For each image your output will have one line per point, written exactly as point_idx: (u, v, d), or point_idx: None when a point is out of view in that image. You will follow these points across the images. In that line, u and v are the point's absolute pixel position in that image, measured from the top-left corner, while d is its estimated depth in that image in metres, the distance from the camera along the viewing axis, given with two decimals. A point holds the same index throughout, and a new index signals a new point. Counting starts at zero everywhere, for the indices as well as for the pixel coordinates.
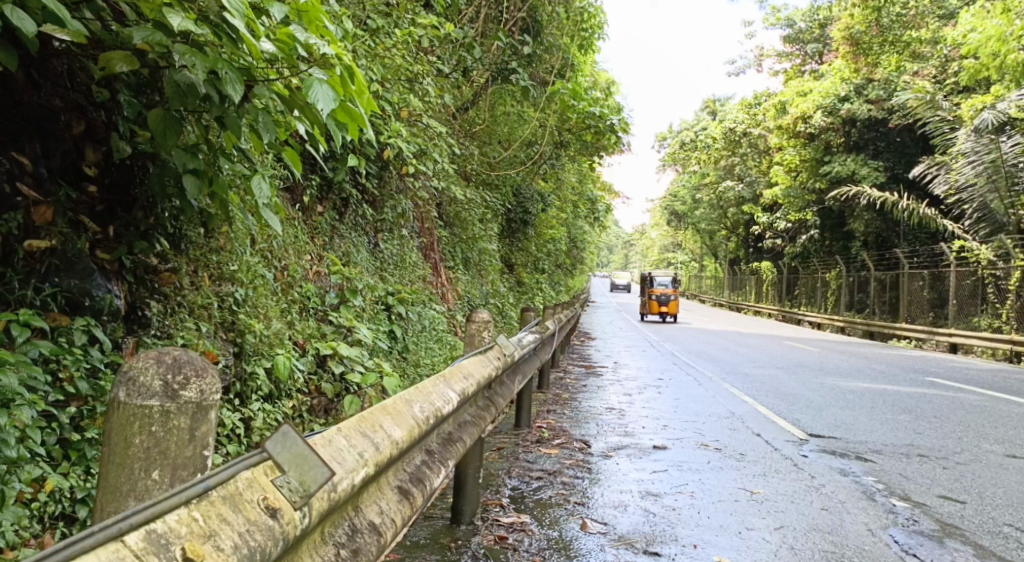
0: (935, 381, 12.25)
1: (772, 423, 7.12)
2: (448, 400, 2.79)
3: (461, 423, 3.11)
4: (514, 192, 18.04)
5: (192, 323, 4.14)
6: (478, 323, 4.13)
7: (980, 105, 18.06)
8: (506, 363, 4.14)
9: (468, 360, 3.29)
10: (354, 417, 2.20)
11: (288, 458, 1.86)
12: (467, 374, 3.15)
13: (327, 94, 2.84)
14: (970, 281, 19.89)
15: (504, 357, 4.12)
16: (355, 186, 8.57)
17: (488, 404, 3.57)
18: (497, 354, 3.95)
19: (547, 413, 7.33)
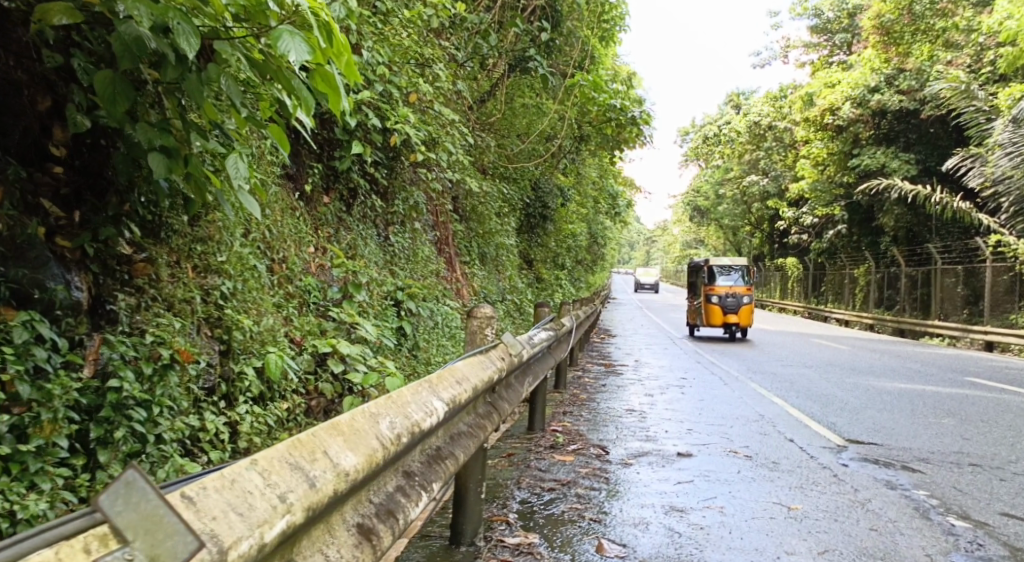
0: (974, 381, 11.74)
1: (804, 427, 6.68)
2: (430, 413, 2.38)
3: (453, 437, 2.70)
4: (533, 185, 17.63)
5: (167, 319, 3.77)
6: (480, 319, 3.76)
7: (1016, 94, 17.44)
8: (513, 364, 3.70)
9: (463, 363, 2.90)
10: (283, 445, 1.78)
11: (134, 522, 1.43)
12: (458, 381, 2.73)
13: (300, 47, 2.58)
14: (1007, 277, 19.34)
15: (511, 357, 3.69)
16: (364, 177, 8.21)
17: (488, 412, 3.15)
18: (501, 354, 3.55)
19: (562, 415, 6.94)
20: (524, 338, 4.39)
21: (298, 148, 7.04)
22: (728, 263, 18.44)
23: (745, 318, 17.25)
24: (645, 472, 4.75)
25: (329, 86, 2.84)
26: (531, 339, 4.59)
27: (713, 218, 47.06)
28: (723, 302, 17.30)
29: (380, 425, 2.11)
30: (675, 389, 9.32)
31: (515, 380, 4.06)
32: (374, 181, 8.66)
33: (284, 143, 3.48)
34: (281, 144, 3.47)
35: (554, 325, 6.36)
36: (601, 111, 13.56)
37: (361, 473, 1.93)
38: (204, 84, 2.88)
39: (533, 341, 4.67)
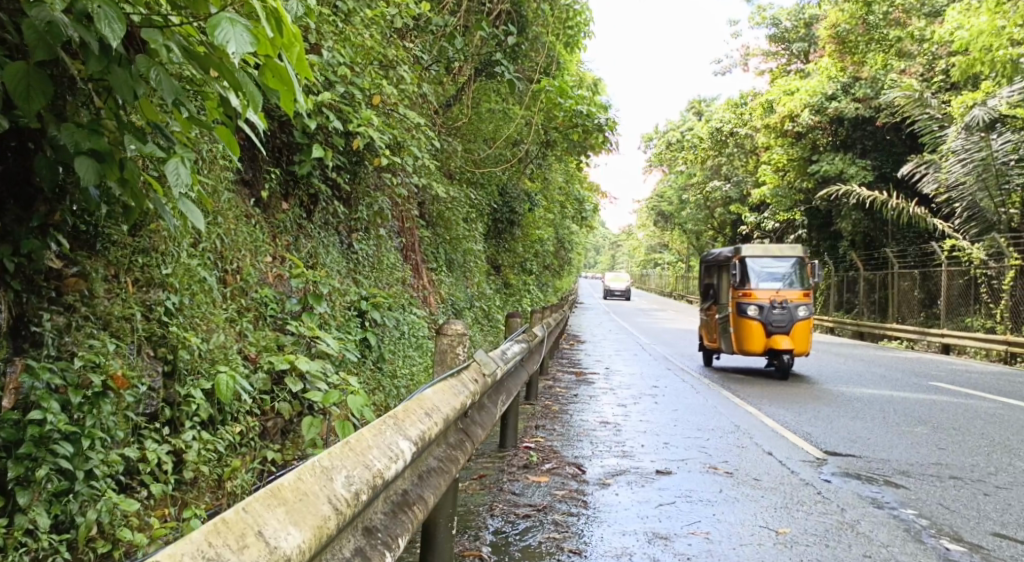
0: (942, 385, 11.71)
1: (783, 439, 6.49)
2: (393, 459, 2.09)
3: (421, 477, 2.42)
4: (499, 191, 17.38)
5: (102, 340, 3.45)
6: (451, 337, 3.49)
7: (970, 102, 17.61)
8: (486, 384, 3.41)
9: (433, 391, 2.61)
10: (207, 530, 1.50)
11: None
12: (427, 413, 2.44)
13: (242, 37, 2.29)
14: (962, 281, 19.41)
15: (485, 377, 3.40)
16: (326, 182, 7.87)
17: (460, 441, 2.86)
18: (474, 374, 3.27)
19: (533, 429, 6.68)
20: (497, 354, 4.11)
21: (255, 152, 6.72)
22: (777, 252, 11.71)
23: (799, 342, 11.21)
24: (622, 495, 4.50)
25: (284, 83, 2.54)
26: (504, 356, 4.31)
27: (678, 223, 47.26)
28: (767, 317, 11.17)
29: (330, 486, 1.81)
30: (648, 397, 9.10)
31: (488, 400, 3.78)
32: (336, 187, 8.36)
33: (234, 146, 3.18)
34: (231, 147, 3.16)
35: (526, 337, 6.08)
36: (568, 117, 13.53)
37: (305, 552, 1.65)
38: (135, 79, 2.60)
39: (506, 357, 4.39)
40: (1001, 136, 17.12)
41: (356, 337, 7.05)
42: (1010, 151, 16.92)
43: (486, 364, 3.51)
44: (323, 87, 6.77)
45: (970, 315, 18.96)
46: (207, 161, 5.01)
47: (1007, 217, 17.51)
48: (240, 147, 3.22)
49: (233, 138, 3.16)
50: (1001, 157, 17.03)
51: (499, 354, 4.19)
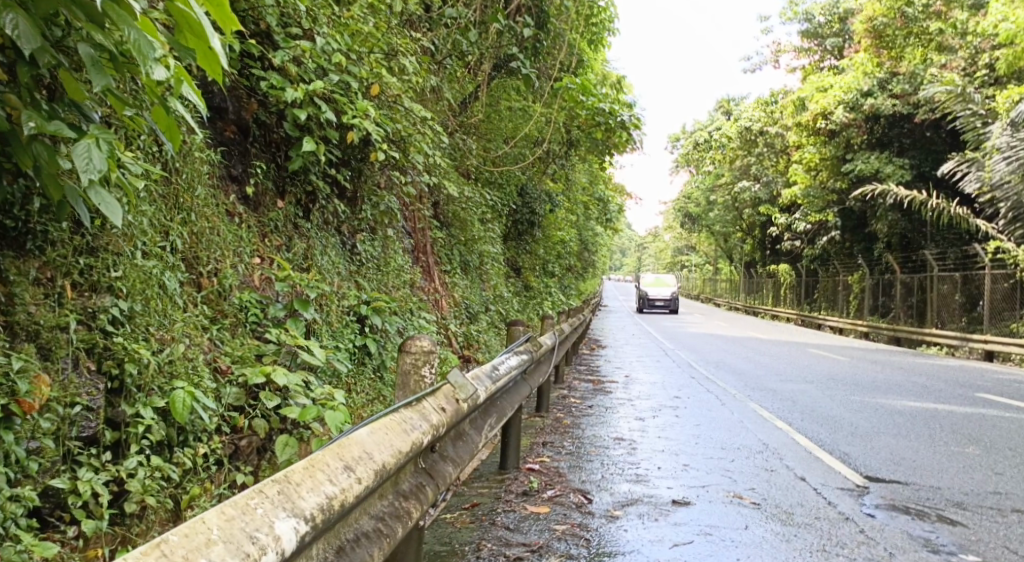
0: (983, 397, 11.06)
1: (813, 461, 5.94)
2: (249, 556, 1.65)
3: (340, 551, 2.01)
4: (519, 190, 16.78)
5: (5, 356, 3.01)
6: (416, 354, 3.04)
7: (1015, 97, 16.87)
8: (461, 412, 3.01)
9: (366, 438, 2.19)
10: None
11: None
12: (346, 467, 2.04)
13: None
14: (1007, 285, 18.75)
15: (458, 403, 2.99)
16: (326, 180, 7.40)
17: (417, 488, 2.48)
18: (441, 403, 2.82)
19: (539, 447, 6.15)
20: (484, 370, 3.63)
21: (246, 147, 6.29)
22: None
23: None
24: (632, 530, 3.99)
25: (192, 26, 2.44)
26: (493, 369, 3.82)
27: (706, 224, 46.34)
28: None
29: None
30: (669, 409, 8.58)
31: (468, 427, 3.32)
32: (336, 184, 7.94)
33: (171, 129, 2.95)
34: (167, 131, 2.94)
35: (530, 347, 5.56)
36: (589, 114, 13.07)
37: None
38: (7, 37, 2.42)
39: (495, 370, 3.89)
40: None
41: (350, 345, 6.55)
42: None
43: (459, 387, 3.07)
44: (317, 76, 6.27)
45: (1016, 320, 18.37)
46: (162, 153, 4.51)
47: None
48: (177, 132, 2.98)
49: (169, 117, 2.93)
50: None
51: (487, 367, 3.70)
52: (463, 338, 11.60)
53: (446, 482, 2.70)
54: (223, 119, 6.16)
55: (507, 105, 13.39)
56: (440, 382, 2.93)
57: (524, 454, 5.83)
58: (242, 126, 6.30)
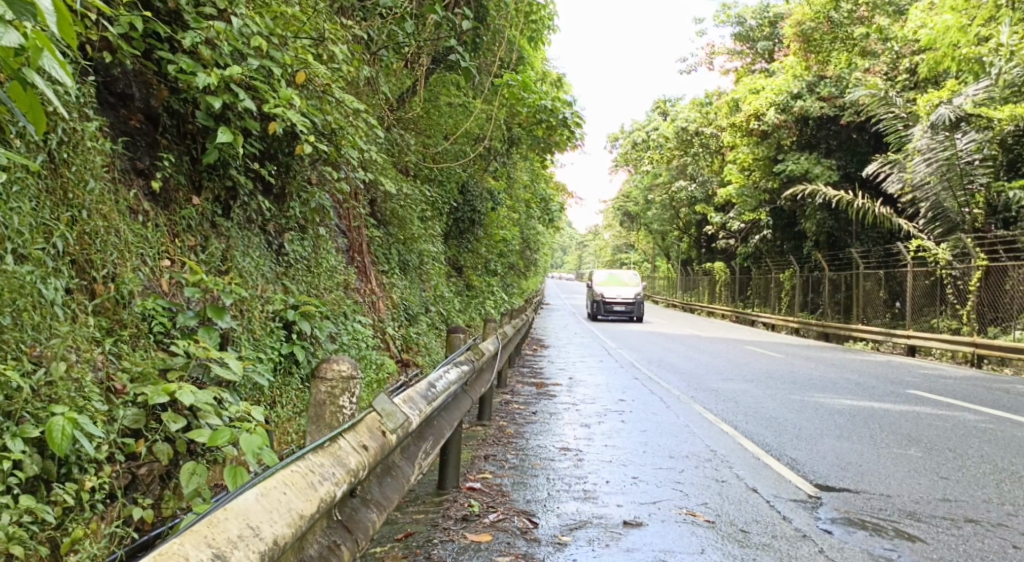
0: (919, 393, 11.08)
1: (765, 467, 5.68)
2: None
3: None
4: (460, 188, 16.38)
5: None
6: (333, 382, 3.01)
7: (936, 100, 17.40)
8: (389, 444, 2.70)
9: (251, 510, 2.02)
10: None
11: None
12: (216, 555, 1.87)
13: None
14: (926, 282, 18.91)
15: (385, 435, 2.68)
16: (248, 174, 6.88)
17: (327, 550, 2.28)
18: (361, 441, 2.54)
19: (480, 461, 5.77)
20: (421, 389, 3.27)
21: (156, 137, 5.78)
22: None
23: None
24: (581, 559, 3.63)
25: None
26: (429, 383, 3.46)
27: (644, 223, 46.56)
28: None
29: None
30: (614, 413, 8.30)
31: (399, 458, 2.95)
32: (261, 178, 7.43)
33: (34, 113, 2.58)
34: (29, 114, 2.56)
35: (472, 355, 5.19)
36: (532, 112, 12.86)
37: None
38: None
39: (432, 385, 3.52)
40: (966, 135, 16.76)
41: (271, 354, 6.04)
42: (975, 150, 16.61)
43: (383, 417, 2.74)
44: (235, 60, 5.77)
45: (933, 316, 18.57)
46: (37, 144, 4.01)
47: (969, 218, 17.37)
48: (42, 116, 2.59)
49: (30, 99, 2.57)
50: (965, 157, 16.73)
51: (423, 384, 3.32)
52: (401, 341, 11.13)
53: (367, 534, 2.48)
54: (129, 106, 5.64)
55: (447, 101, 13.00)
56: (359, 416, 2.61)
57: (465, 470, 5.43)
58: (152, 114, 5.78)
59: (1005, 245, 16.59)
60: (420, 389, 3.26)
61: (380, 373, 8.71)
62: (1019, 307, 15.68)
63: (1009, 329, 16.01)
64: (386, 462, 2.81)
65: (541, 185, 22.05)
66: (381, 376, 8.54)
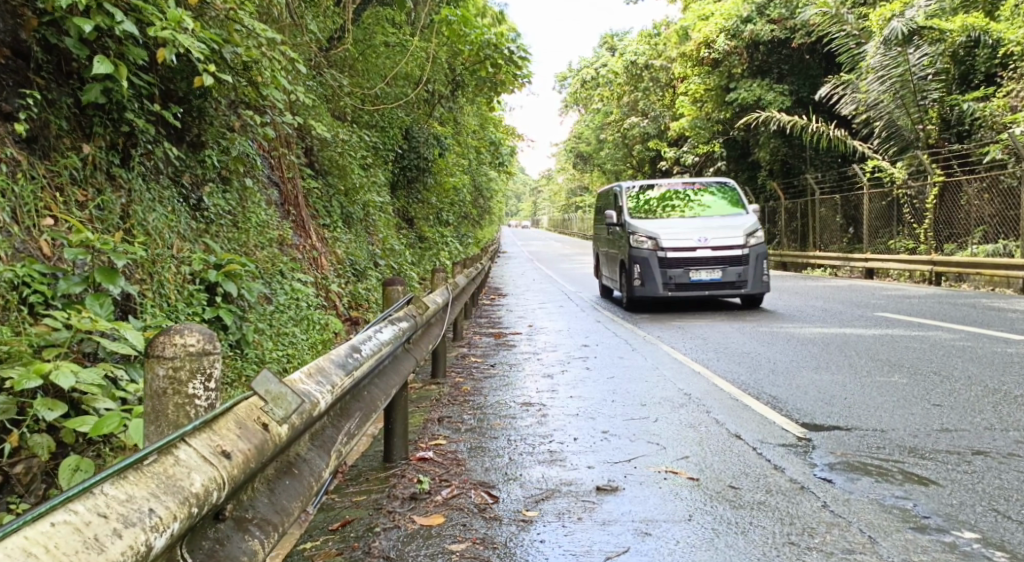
0: (886, 315, 10.77)
1: (746, 407, 5.18)
2: None
3: None
4: (404, 133, 15.45)
5: None
6: (173, 350, 2.01)
7: (889, 14, 16.84)
8: (276, 442, 2.10)
9: None
10: None
11: None
12: None
13: None
14: (883, 203, 18.80)
15: (266, 430, 2.08)
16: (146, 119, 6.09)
17: None
18: (221, 444, 1.92)
19: (432, 425, 5.20)
20: (335, 357, 2.67)
21: (28, 75, 5.09)
22: None
23: None
24: (550, 541, 3.06)
25: None
26: (349, 350, 2.82)
27: (597, 163, 45.83)
28: None
29: None
30: (578, 360, 7.78)
31: (304, 450, 2.37)
32: (164, 120, 6.68)
33: None
34: None
35: (415, 309, 4.56)
36: (475, 49, 12.23)
37: None
38: None
39: (353, 348, 2.88)
40: (918, 49, 16.39)
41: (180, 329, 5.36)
42: (927, 65, 16.34)
43: (260, 410, 2.11)
44: None
45: (892, 237, 18.50)
46: None
47: (924, 134, 17.06)
48: None
49: None
50: (919, 72, 16.44)
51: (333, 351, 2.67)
52: (349, 299, 10.45)
53: None
54: None
55: (383, 39, 12.28)
56: (212, 415, 1.93)
57: (416, 437, 4.86)
58: (21, 49, 5.11)
59: (959, 159, 16.58)
60: (331, 359, 2.60)
61: (325, 334, 8.01)
62: (974, 221, 15.58)
63: (964, 245, 15.95)
64: (274, 465, 2.18)
65: (489, 128, 21.22)
66: (326, 337, 7.86)
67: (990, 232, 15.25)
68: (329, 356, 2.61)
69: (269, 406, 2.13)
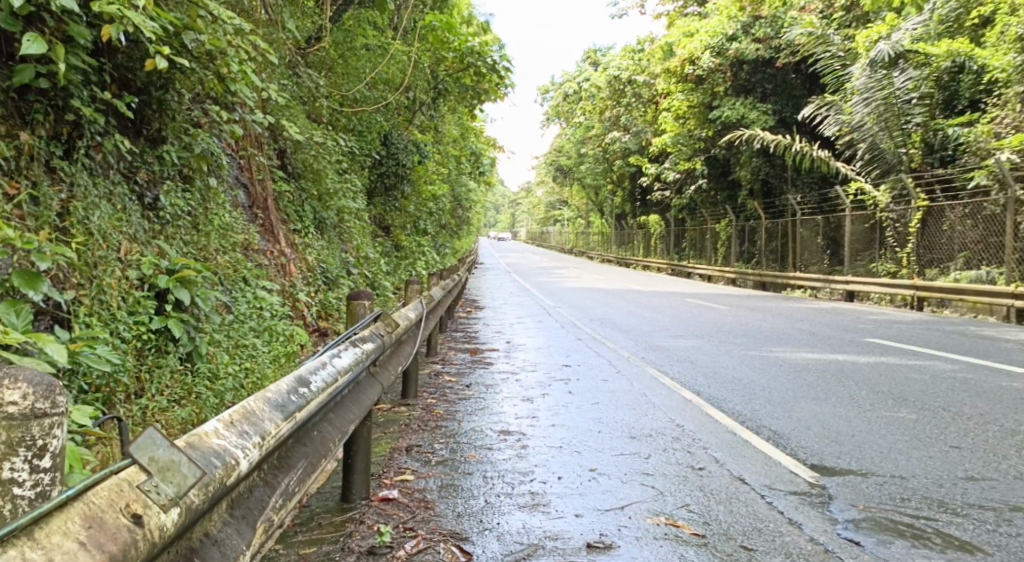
0: (875, 341, 10.40)
1: (748, 444, 4.68)
2: None
3: None
4: (382, 138, 14.84)
5: None
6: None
7: (874, 36, 16.63)
8: (140, 537, 1.61)
9: None
10: None
11: None
12: None
13: None
14: (865, 226, 18.57)
15: (124, 524, 1.59)
16: (86, 107, 5.55)
17: None
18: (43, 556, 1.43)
19: (398, 455, 4.66)
20: (263, 400, 2.20)
21: None
22: None
23: None
24: None
25: None
26: (290, 386, 2.38)
27: (577, 177, 45.49)
28: None
29: None
30: (559, 383, 7.25)
31: (211, 528, 1.88)
32: (116, 109, 6.16)
33: None
34: None
35: (382, 326, 3.98)
36: (457, 56, 11.80)
37: None
38: None
39: (296, 385, 2.43)
40: (903, 73, 16.02)
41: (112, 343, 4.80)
42: (911, 89, 15.95)
43: (133, 493, 1.64)
44: None
45: (875, 260, 18.22)
46: None
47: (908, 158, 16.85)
48: None
49: None
50: (903, 95, 16.11)
51: (265, 392, 2.25)
52: (318, 308, 9.89)
53: None
54: None
55: (364, 42, 11.77)
56: (39, 515, 1.46)
57: (381, 469, 4.33)
58: None
59: (942, 184, 16.36)
60: (262, 405, 2.18)
61: (290, 347, 7.43)
62: (957, 247, 15.34)
63: (947, 270, 15.68)
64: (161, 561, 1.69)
65: (470, 138, 20.71)
66: (291, 349, 7.28)
67: (973, 258, 15.04)
68: (258, 401, 2.18)
69: (152, 484, 1.68)
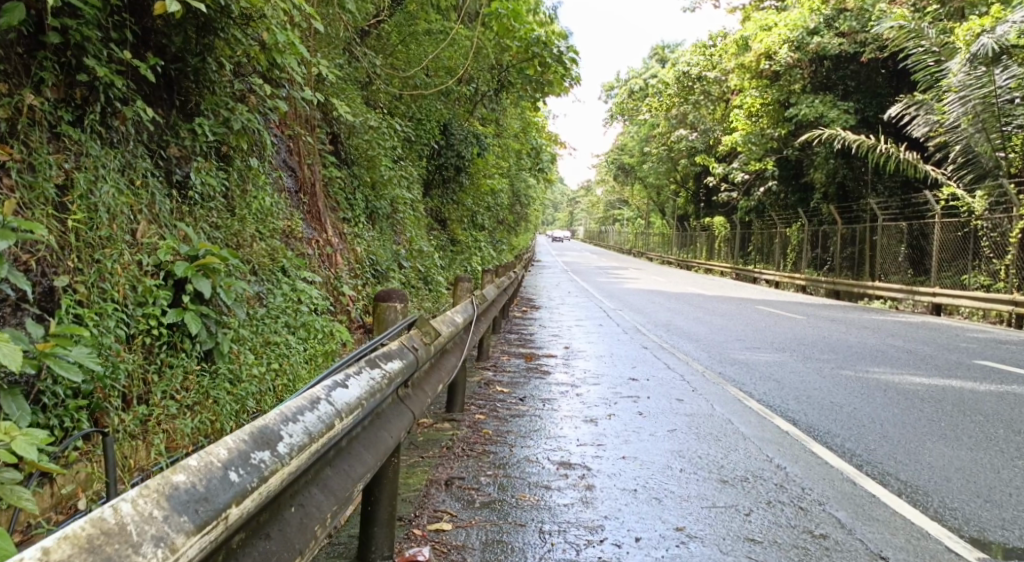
0: (986, 363, 9.15)
1: (877, 501, 3.72)
2: None
3: None
4: (441, 127, 13.99)
5: None
6: None
7: (977, 30, 14.85)
8: None
9: None
10: None
11: None
12: None
13: None
14: (957, 235, 17.00)
15: None
16: (91, 66, 4.78)
17: None
18: None
19: (437, 491, 3.79)
20: (134, 516, 1.58)
21: None
22: None
23: None
24: None
25: None
26: (230, 463, 1.80)
27: (640, 176, 44.07)
28: None
29: None
30: (627, 401, 6.31)
31: None
32: (139, 73, 5.42)
33: None
34: None
35: (418, 336, 3.17)
36: (522, 45, 10.96)
37: None
38: None
39: (241, 455, 1.84)
40: (1005, 71, 14.48)
41: (105, 340, 4.04)
42: (1014, 88, 14.41)
43: None
44: None
45: (967, 271, 16.66)
46: None
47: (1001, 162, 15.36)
48: None
49: None
50: (1004, 95, 14.57)
51: (166, 485, 1.67)
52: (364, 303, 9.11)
53: None
54: None
55: (426, 26, 10.93)
56: None
57: (411, 510, 3.49)
58: None
59: None
60: (144, 519, 1.59)
61: (330, 345, 6.63)
62: None
63: None
64: None
65: (533, 132, 19.73)
66: (330, 349, 6.47)
67: None
68: (140, 509, 1.60)
69: None
